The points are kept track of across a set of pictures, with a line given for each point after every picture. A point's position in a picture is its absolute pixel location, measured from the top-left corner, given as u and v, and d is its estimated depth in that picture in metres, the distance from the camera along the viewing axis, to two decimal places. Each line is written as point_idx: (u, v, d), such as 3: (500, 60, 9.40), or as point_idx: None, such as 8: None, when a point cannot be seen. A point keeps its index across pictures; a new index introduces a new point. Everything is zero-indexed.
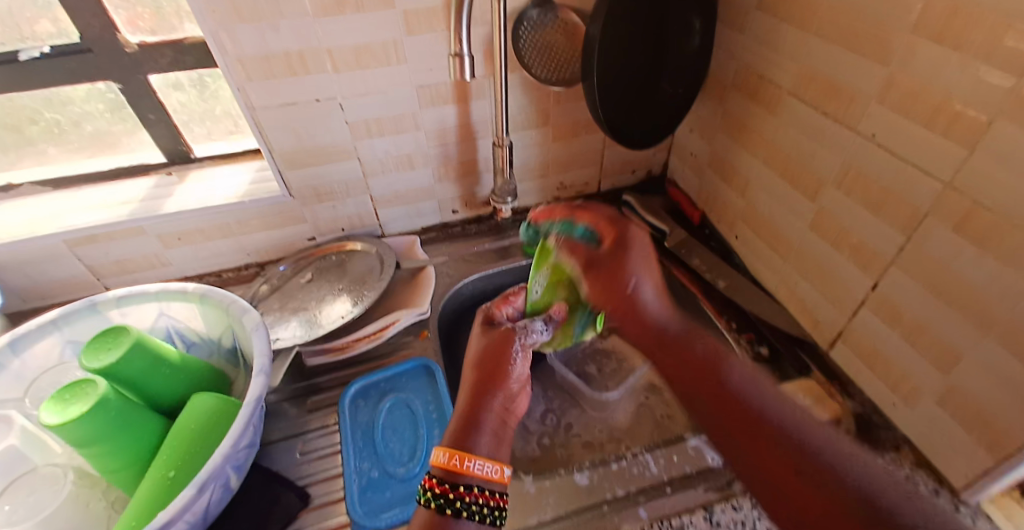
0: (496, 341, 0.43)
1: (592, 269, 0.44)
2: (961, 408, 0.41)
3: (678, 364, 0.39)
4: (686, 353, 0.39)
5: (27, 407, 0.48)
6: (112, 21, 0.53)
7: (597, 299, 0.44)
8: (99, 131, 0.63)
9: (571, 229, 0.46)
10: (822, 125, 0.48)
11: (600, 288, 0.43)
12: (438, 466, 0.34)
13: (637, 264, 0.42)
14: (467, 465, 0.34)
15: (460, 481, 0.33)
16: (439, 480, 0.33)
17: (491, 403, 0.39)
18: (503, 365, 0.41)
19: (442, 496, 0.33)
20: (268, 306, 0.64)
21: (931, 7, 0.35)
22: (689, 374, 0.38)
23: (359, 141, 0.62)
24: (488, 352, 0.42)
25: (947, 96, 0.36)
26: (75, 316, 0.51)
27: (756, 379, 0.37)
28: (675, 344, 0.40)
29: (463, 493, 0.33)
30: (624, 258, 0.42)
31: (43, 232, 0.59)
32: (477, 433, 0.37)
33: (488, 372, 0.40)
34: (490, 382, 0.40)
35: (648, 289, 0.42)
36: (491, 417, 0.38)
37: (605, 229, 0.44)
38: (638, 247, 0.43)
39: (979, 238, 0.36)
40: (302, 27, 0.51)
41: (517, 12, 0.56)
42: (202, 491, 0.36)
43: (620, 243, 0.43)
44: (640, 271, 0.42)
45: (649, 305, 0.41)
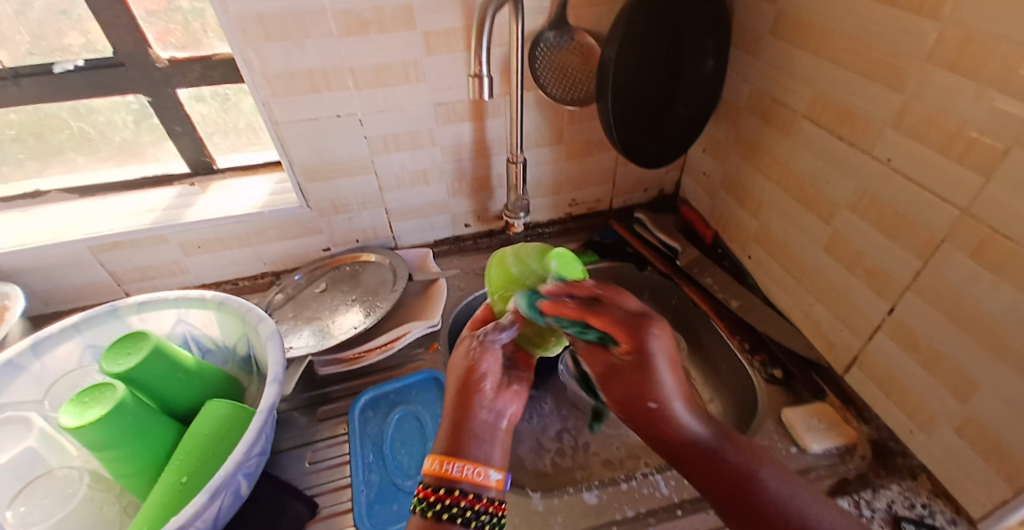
0: (465, 353, 0.40)
1: (611, 377, 0.38)
2: (978, 436, 0.40)
3: (704, 476, 0.34)
4: (713, 463, 0.34)
5: (46, 409, 0.49)
6: (145, 38, 0.55)
7: (620, 410, 0.38)
8: (127, 141, 0.65)
9: (583, 332, 0.38)
10: (837, 148, 0.48)
11: (623, 399, 0.37)
12: (426, 473, 0.34)
13: (656, 373, 0.36)
14: (447, 468, 0.34)
15: (449, 485, 0.33)
16: (432, 488, 0.33)
17: (476, 409, 0.37)
18: (478, 370, 0.38)
19: (438, 502, 0.32)
20: (282, 314, 0.65)
21: (945, 36, 0.35)
22: (719, 491, 0.33)
23: (377, 156, 0.63)
24: (464, 360, 0.39)
25: (962, 123, 0.36)
26: (97, 320, 0.52)
27: (794, 488, 0.32)
28: (699, 451, 0.35)
29: (445, 496, 0.33)
30: (644, 372, 0.36)
31: (69, 237, 0.61)
32: (467, 441, 0.35)
33: (465, 379, 0.38)
34: (471, 389, 0.38)
35: (677, 401, 0.36)
36: (481, 423, 0.36)
37: (620, 335, 0.37)
38: (660, 356, 0.36)
39: (995, 265, 0.36)
40: (327, 47, 0.53)
41: (533, 33, 0.58)
42: (213, 498, 0.37)
43: (638, 352, 0.36)
44: (663, 381, 0.36)
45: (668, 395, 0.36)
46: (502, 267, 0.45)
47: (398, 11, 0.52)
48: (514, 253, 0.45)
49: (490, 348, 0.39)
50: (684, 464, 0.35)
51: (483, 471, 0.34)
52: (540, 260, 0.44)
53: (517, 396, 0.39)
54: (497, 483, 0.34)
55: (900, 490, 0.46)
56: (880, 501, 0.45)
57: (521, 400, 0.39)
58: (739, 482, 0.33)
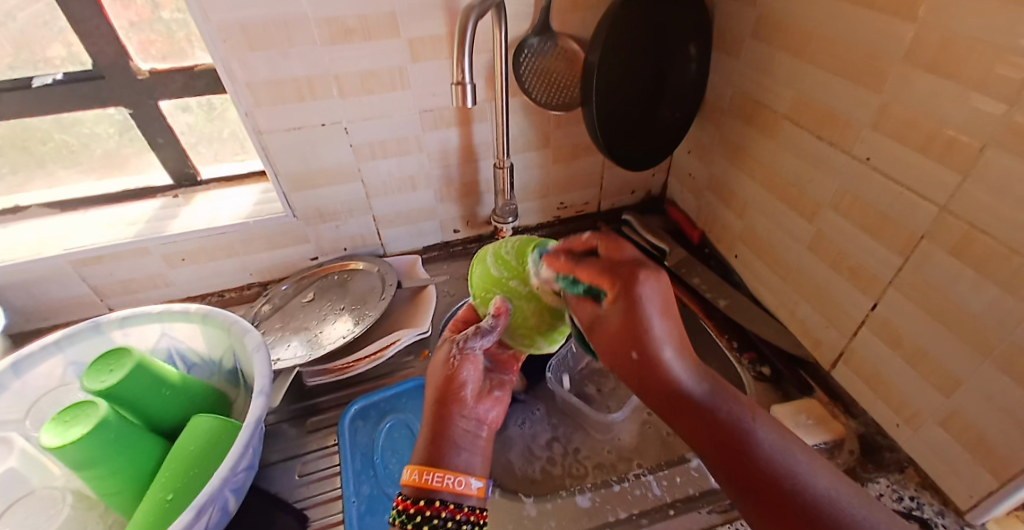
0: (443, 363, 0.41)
1: (596, 330, 0.35)
2: (962, 430, 0.41)
3: (695, 435, 0.32)
4: (705, 418, 0.32)
5: (28, 429, 0.48)
6: (126, 49, 0.55)
7: (614, 360, 0.35)
8: (108, 153, 0.64)
9: (573, 287, 0.36)
10: (819, 149, 0.49)
11: (611, 350, 0.34)
12: (408, 484, 0.33)
13: (654, 326, 0.33)
14: (427, 479, 0.33)
15: (431, 496, 0.33)
16: (412, 500, 0.33)
17: (455, 418, 0.38)
18: (457, 379, 0.39)
19: (418, 515, 0.32)
20: (269, 325, 0.64)
21: (923, 37, 0.36)
22: (682, 418, 0.33)
23: (363, 163, 0.63)
24: (444, 369, 0.40)
25: (940, 124, 0.37)
26: (79, 336, 0.51)
27: (787, 445, 0.31)
28: (689, 404, 0.33)
29: (425, 508, 0.32)
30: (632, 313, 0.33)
31: (49, 252, 0.60)
32: (451, 451, 0.36)
33: (444, 389, 0.39)
34: (449, 400, 0.39)
35: (671, 350, 0.34)
36: (460, 431, 0.38)
37: (605, 281, 0.34)
38: (651, 301, 0.33)
39: (975, 261, 0.36)
40: (311, 56, 0.52)
41: (518, 40, 0.58)
42: (199, 516, 0.36)
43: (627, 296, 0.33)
44: (658, 334, 0.33)
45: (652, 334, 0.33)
46: (484, 267, 0.42)
47: (382, 18, 0.52)
48: (493, 252, 0.43)
49: (470, 356, 0.40)
50: (670, 420, 0.34)
51: (463, 480, 0.34)
52: (519, 260, 0.41)
53: (497, 399, 0.41)
54: (479, 490, 0.34)
55: (888, 483, 0.47)
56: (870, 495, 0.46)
57: (501, 404, 0.41)
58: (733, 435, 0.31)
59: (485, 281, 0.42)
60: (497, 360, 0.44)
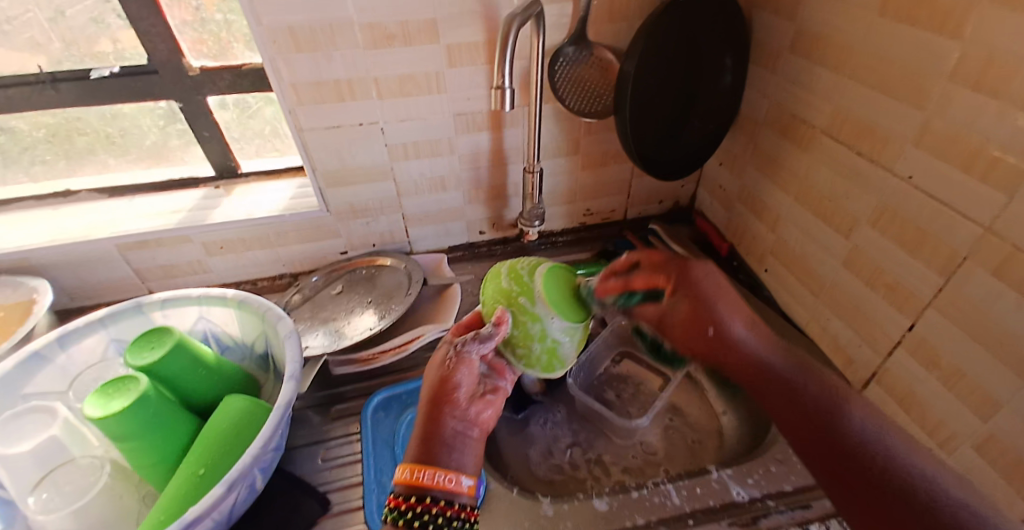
0: (439, 364, 0.40)
1: (669, 322, 0.41)
2: (1000, 454, 0.39)
3: (780, 399, 0.36)
4: (793, 391, 0.36)
5: (70, 399, 0.51)
6: (179, 47, 0.58)
7: (685, 342, 0.40)
8: (158, 144, 0.68)
9: (630, 299, 0.41)
10: (857, 164, 0.48)
11: (683, 335, 0.40)
12: (399, 482, 0.34)
13: (713, 305, 0.39)
14: (418, 476, 0.34)
15: (422, 493, 0.33)
16: (404, 497, 0.33)
17: (447, 419, 0.38)
18: (452, 381, 0.39)
19: (410, 510, 0.32)
20: (299, 315, 0.66)
21: (968, 56, 0.36)
22: (750, 376, 0.38)
23: (396, 163, 0.65)
24: (440, 369, 0.40)
25: (984, 141, 0.36)
26: (122, 315, 0.54)
27: (877, 421, 0.33)
28: (779, 380, 0.37)
29: (415, 504, 0.33)
30: (696, 299, 0.39)
31: (98, 234, 0.63)
32: (441, 451, 0.36)
33: (438, 390, 0.39)
34: (441, 401, 0.38)
35: (737, 324, 0.39)
36: (450, 432, 0.37)
37: (661, 282, 0.40)
38: (708, 284, 0.39)
39: (1018, 282, 0.35)
40: (355, 58, 0.55)
41: (554, 48, 0.59)
42: (230, 490, 0.37)
43: (682, 289, 0.40)
44: (722, 314, 0.39)
45: (723, 310, 0.39)
46: (496, 281, 0.41)
47: (423, 24, 0.54)
48: (508, 266, 0.42)
49: (465, 361, 0.39)
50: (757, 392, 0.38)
51: (455, 478, 0.34)
52: (533, 276, 0.40)
53: (491, 404, 0.40)
54: (469, 488, 0.34)
55: None
56: None
57: (494, 408, 0.40)
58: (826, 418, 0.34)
59: (495, 292, 0.40)
60: (493, 366, 0.42)
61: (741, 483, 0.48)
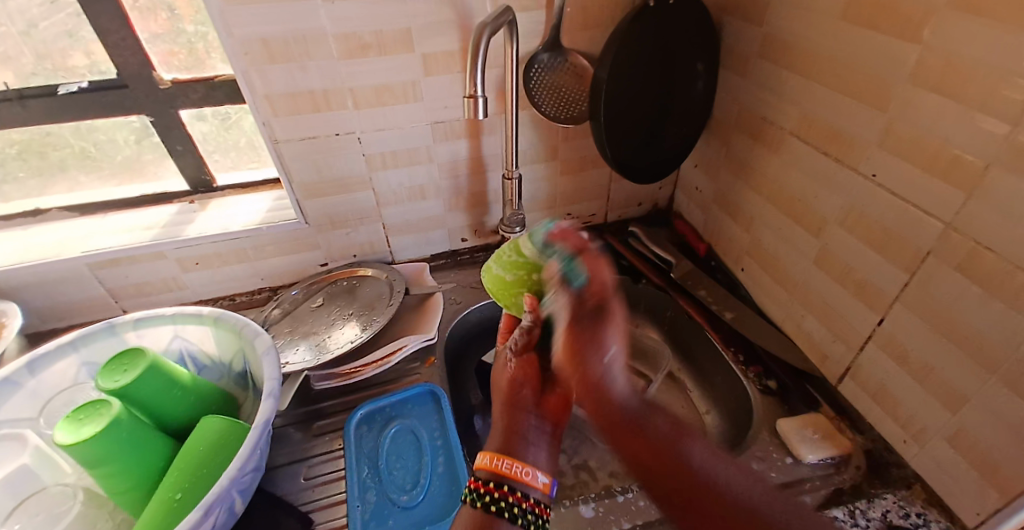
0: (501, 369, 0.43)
1: (590, 358, 0.35)
2: (969, 447, 0.40)
3: (637, 446, 0.34)
4: (643, 434, 0.34)
5: (41, 426, 0.49)
6: (149, 60, 0.57)
7: (564, 363, 0.37)
8: (129, 159, 0.66)
9: (573, 270, 0.39)
10: (824, 165, 0.49)
11: (577, 367, 0.36)
12: (481, 467, 0.36)
13: (604, 330, 0.36)
14: (497, 464, 0.35)
15: (503, 481, 0.35)
16: (484, 481, 0.35)
17: (526, 415, 0.39)
18: (518, 380, 0.41)
19: (488, 495, 0.34)
20: (279, 329, 0.65)
21: (925, 60, 0.37)
22: (614, 424, 0.34)
23: (375, 173, 0.65)
24: (505, 373, 0.42)
25: (944, 141, 0.37)
26: (94, 336, 0.52)
27: (724, 463, 0.34)
28: (637, 424, 0.34)
29: (494, 490, 0.34)
30: (607, 325, 0.37)
31: (68, 254, 0.61)
32: (523, 444, 0.37)
33: (509, 391, 0.41)
34: (515, 400, 0.40)
35: (618, 358, 0.36)
36: (529, 428, 0.38)
37: (598, 289, 0.38)
38: (616, 313, 0.38)
39: (980, 278, 0.37)
40: (329, 70, 0.54)
41: (529, 55, 0.60)
42: (207, 514, 0.36)
43: (603, 307, 0.37)
44: (611, 342, 0.36)
45: (609, 347, 0.36)
46: (495, 276, 0.46)
47: (397, 34, 0.54)
48: (496, 258, 0.47)
49: (523, 358, 0.42)
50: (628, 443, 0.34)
51: (531, 472, 0.35)
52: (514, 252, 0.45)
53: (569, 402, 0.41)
54: (544, 486, 0.35)
55: (894, 499, 0.46)
56: (875, 511, 0.45)
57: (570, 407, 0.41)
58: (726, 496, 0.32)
59: (501, 284, 0.46)
60: None
61: None
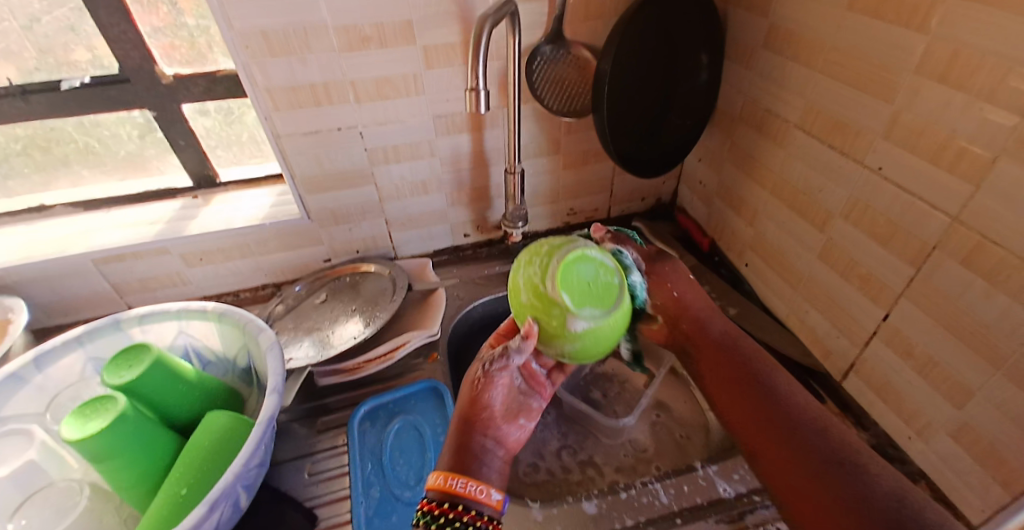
0: (471, 380, 0.40)
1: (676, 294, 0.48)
2: (974, 443, 0.40)
3: (720, 367, 0.43)
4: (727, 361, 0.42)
5: (48, 421, 0.49)
6: (150, 54, 0.56)
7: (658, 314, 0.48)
8: (132, 154, 0.66)
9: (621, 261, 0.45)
10: (830, 158, 0.49)
11: (670, 307, 0.47)
12: (432, 488, 0.34)
13: (676, 275, 0.49)
14: (451, 484, 0.34)
15: (456, 500, 0.33)
16: (437, 502, 0.33)
17: (479, 433, 0.38)
18: (483, 397, 0.39)
19: (441, 516, 0.32)
20: (282, 325, 0.65)
21: (933, 50, 0.36)
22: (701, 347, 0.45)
23: (377, 167, 0.64)
24: (471, 385, 0.40)
25: (952, 134, 0.36)
26: (100, 332, 0.53)
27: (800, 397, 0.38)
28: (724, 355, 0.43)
29: (448, 511, 0.33)
30: (672, 268, 0.49)
31: (72, 250, 0.61)
32: (473, 461, 0.36)
33: (470, 407, 0.39)
34: (473, 417, 0.39)
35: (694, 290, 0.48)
36: (482, 448, 0.37)
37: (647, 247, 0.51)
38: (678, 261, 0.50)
39: (987, 272, 0.36)
40: (330, 63, 0.54)
41: (531, 47, 0.59)
42: (213, 509, 0.37)
43: (658, 258, 0.50)
44: (677, 283, 0.48)
45: (676, 288, 0.48)
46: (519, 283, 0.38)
47: (398, 26, 0.53)
48: (530, 265, 0.38)
49: (496, 379, 0.39)
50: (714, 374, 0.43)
51: (486, 489, 0.34)
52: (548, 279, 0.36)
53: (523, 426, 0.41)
54: (497, 502, 0.34)
55: None
56: None
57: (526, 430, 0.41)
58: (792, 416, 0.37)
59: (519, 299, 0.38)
60: (531, 379, 0.43)
61: (726, 479, 0.48)
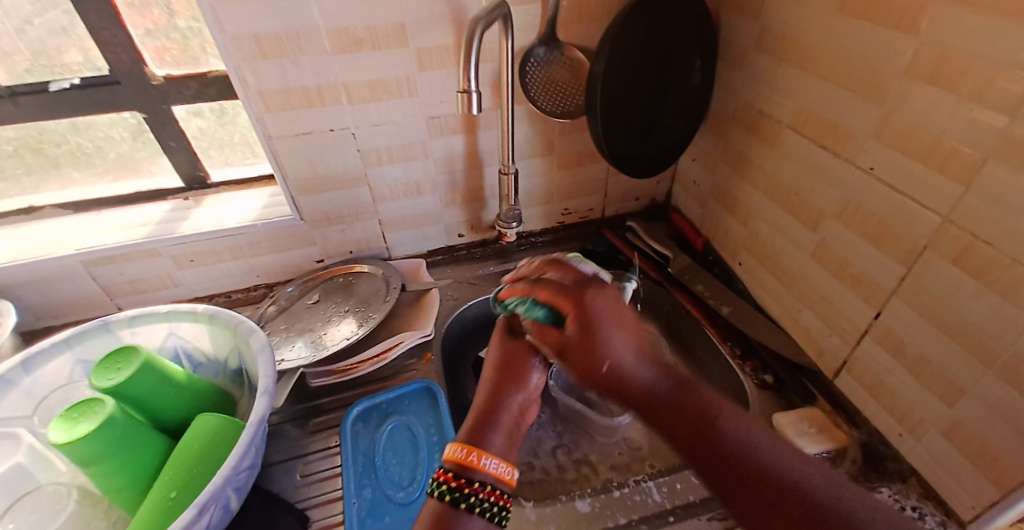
0: (508, 350, 0.44)
1: (571, 351, 0.37)
2: (965, 441, 0.40)
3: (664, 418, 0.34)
4: (681, 413, 0.34)
5: (35, 425, 0.48)
6: (141, 56, 0.56)
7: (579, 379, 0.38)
8: (122, 156, 0.65)
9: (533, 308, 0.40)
10: (821, 159, 0.49)
11: (582, 370, 0.37)
12: (451, 459, 0.35)
13: (610, 336, 0.36)
14: (471, 458, 0.35)
15: (471, 476, 0.34)
16: (454, 475, 0.34)
17: (504, 398, 0.40)
18: (519, 369, 0.42)
19: (457, 489, 0.34)
20: (274, 326, 0.65)
21: (922, 51, 0.37)
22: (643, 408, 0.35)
23: (370, 169, 0.64)
24: (506, 356, 0.44)
25: (940, 135, 0.37)
26: (88, 335, 0.52)
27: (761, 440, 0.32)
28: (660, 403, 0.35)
29: (465, 485, 0.34)
30: (598, 334, 0.36)
31: (62, 252, 0.61)
32: (491, 431, 0.38)
33: (504, 374, 0.42)
34: (507, 383, 0.41)
35: (625, 353, 0.36)
36: (505, 414, 0.39)
37: (565, 304, 0.38)
38: (604, 314, 0.37)
39: (976, 271, 0.37)
40: (321, 65, 0.54)
41: (523, 50, 0.59)
42: (202, 513, 0.36)
43: (581, 314, 0.37)
44: (615, 342, 0.36)
45: (614, 342, 0.36)
46: None
47: (391, 28, 0.53)
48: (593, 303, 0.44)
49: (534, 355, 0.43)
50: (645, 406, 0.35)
51: (501, 467, 0.35)
52: None
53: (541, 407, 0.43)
54: (512, 479, 0.35)
55: (890, 493, 0.46)
56: None
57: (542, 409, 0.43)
58: (772, 475, 0.30)
59: None
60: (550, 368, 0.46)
61: None
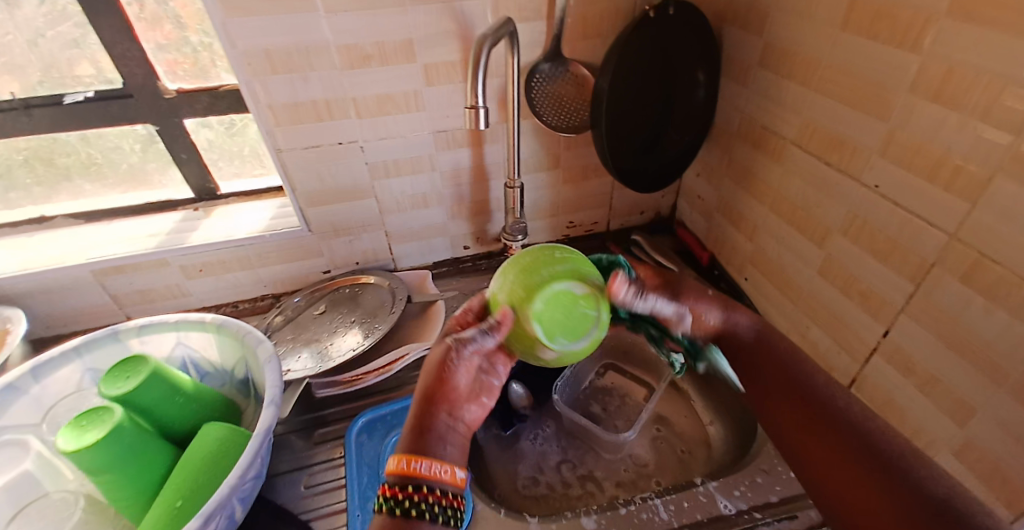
0: (439, 362, 0.35)
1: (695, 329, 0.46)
2: (977, 461, 0.40)
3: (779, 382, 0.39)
4: (794, 385, 0.38)
5: (44, 432, 0.49)
6: (155, 70, 0.58)
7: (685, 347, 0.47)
8: (134, 168, 0.67)
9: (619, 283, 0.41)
10: (827, 175, 0.49)
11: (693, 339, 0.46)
12: (392, 472, 0.31)
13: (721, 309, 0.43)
14: (413, 467, 0.31)
15: (413, 482, 0.30)
16: (392, 485, 0.30)
17: (442, 410, 0.35)
18: (452, 379, 0.35)
19: (398, 499, 0.30)
20: (281, 336, 0.65)
21: (926, 70, 0.37)
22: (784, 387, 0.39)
23: (377, 181, 0.65)
24: (438, 368, 0.35)
25: (946, 153, 0.37)
26: (97, 344, 0.52)
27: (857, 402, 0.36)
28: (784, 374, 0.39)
29: (412, 494, 0.30)
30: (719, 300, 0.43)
31: (73, 262, 0.62)
32: (434, 443, 0.33)
33: (436, 385, 0.35)
34: (440, 395, 0.35)
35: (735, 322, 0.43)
36: (442, 425, 0.34)
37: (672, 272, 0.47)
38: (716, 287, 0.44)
39: (984, 289, 0.36)
40: (331, 80, 0.55)
41: (529, 66, 0.60)
42: (207, 524, 0.36)
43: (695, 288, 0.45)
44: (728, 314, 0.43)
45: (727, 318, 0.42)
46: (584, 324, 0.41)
47: (399, 44, 0.54)
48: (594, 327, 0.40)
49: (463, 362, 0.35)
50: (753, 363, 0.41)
51: (448, 469, 0.32)
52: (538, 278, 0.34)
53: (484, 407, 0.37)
54: (462, 479, 0.32)
55: None
56: None
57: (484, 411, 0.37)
58: (853, 431, 0.34)
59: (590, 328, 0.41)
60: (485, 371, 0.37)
61: (728, 496, 0.48)
